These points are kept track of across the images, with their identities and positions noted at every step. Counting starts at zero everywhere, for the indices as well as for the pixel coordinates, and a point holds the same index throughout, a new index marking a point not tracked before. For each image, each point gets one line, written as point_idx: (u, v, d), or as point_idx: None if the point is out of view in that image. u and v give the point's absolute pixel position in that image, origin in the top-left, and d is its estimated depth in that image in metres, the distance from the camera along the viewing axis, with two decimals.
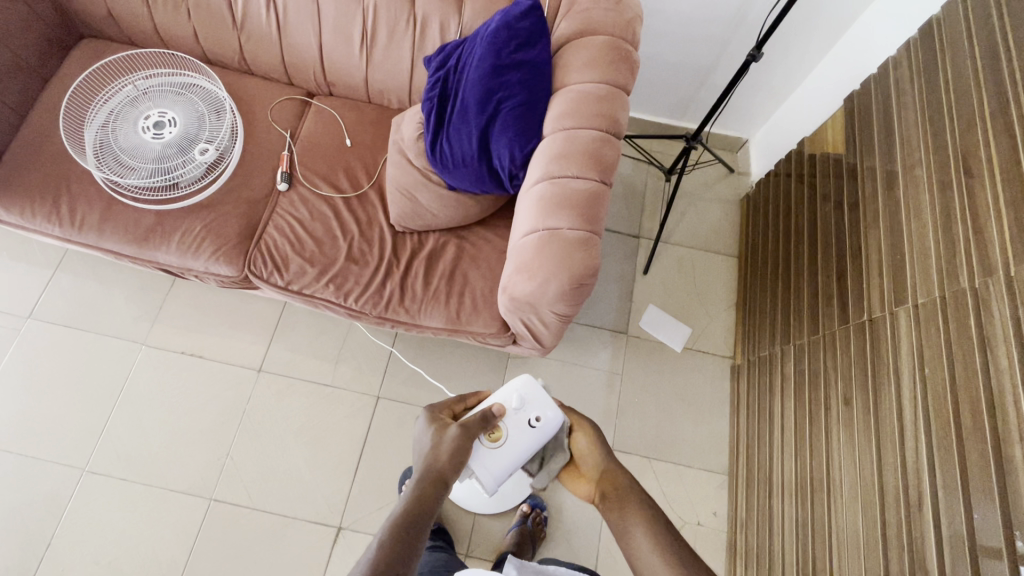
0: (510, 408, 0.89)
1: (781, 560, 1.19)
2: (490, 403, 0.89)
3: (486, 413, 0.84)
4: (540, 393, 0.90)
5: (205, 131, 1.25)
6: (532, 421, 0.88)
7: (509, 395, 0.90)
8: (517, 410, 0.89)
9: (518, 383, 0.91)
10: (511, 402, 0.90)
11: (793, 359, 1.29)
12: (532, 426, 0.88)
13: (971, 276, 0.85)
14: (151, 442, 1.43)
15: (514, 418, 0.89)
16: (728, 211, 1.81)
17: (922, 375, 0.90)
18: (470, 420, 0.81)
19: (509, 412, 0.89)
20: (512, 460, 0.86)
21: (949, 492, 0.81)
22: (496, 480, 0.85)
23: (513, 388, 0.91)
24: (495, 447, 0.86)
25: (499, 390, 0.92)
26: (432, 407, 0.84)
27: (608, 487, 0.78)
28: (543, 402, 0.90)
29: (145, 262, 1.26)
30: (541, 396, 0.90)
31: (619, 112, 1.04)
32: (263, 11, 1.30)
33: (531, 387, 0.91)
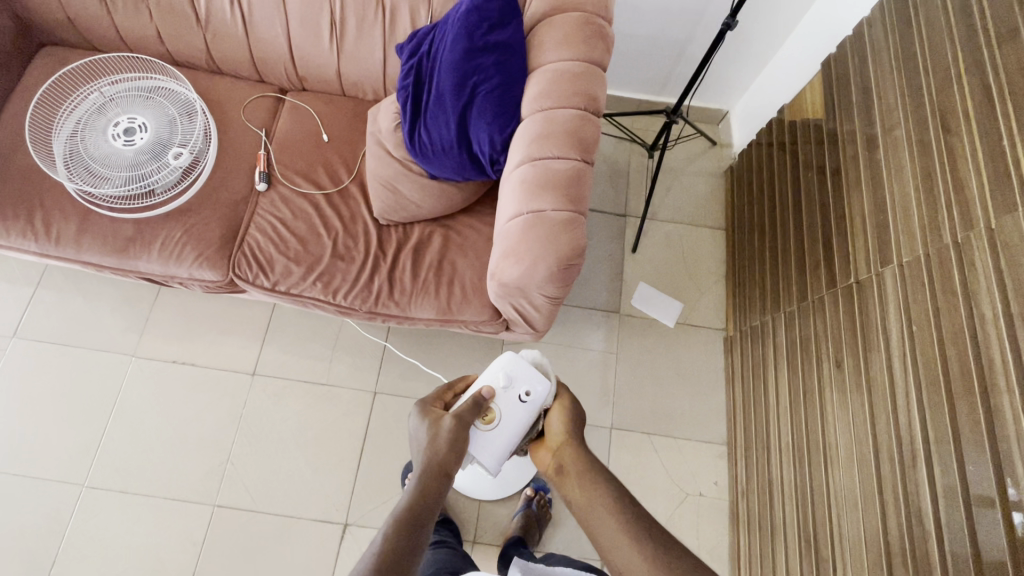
0: (499, 389, 0.86)
1: (783, 523, 1.21)
2: (478, 386, 0.87)
3: (474, 400, 0.83)
4: (526, 367, 0.87)
5: (177, 134, 1.23)
6: (523, 396, 0.86)
7: (495, 375, 0.87)
8: (507, 388, 0.86)
9: (501, 362, 0.88)
10: (498, 381, 0.87)
11: (784, 326, 1.31)
12: (524, 401, 0.86)
13: (953, 231, 0.86)
14: (149, 453, 1.42)
15: (505, 397, 0.86)
16: (712, 183, 1.81)
17: (911, 332, 0.91)
18: (461, 411, 0.81)
19: (499, 392, 0.86)
20: (510, 438, 0.85)
21: (942, 444, 0.82)
22: (498, 460, 0.84)
23: (498, 366, 0.88)
24: (491, 429, 0.84)
25: (484, 371, 0.89)
26: (423, 402, 0.83)
27: (567, 460, 0.78)
28: (530, 374, 0.87)
29: (128, 272, 1.24)
30: (527, 370, 0.87)
31: (597, 88, 1.03)
32: (228, 8, 1.27)
33: (515, 363, 0.87)
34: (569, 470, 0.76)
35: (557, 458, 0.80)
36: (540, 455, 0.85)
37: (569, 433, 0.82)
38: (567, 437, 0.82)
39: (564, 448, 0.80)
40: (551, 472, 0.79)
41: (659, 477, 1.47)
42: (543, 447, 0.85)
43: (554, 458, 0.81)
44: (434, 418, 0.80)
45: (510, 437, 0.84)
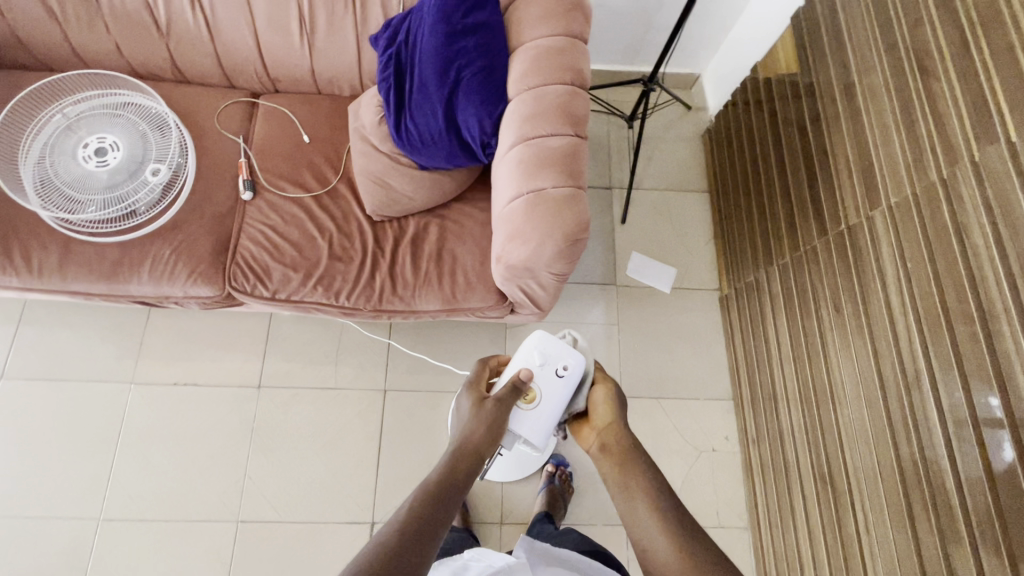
0: (535, 368, 0.89)
1: (796, 465, 1.26)
2: (515, 368, 0.89)
3: (515, 381, 0.85)
4: (558, 344, 0.91)
5: (152, 150, 1.18)
6: (559, 371, 0.89)
7: (529, 355, 0.90)
8: (543, 365, 0.89)
9: (533, 342, 0.91)
10: (534, 360, 0.90)
11: (779, 279, 1.35)
12: (561, 375, 0.88)
13: (938, 168, 0.89)
14: (162, 478, 1.40)
15: (542, 374, 0.88)
16: (691, 148, 1.84)
17: (906, 268, 0.95)
18: (504, 396, 0.82)
19: (536, 371, 0.89)
20: (553, 414, 0.87)
21: (946, 371, 0.87)
22: (545, 436, 0.86)
23: (530, 347, 0.91)
24: (533, 408, 0.86)
25: (518, 352, 0.91)
26: (468, 384, 0.86)
27: (610, 439, 0.77)
28: (563, 350, 0.90)
29: (119, 297, 1.21)
30: (559, 346, 0.90)
31: (581, 62, 1.03)
32: (189, 12, 1.23)
33: (546, 341, 0.91)
34: (612, 447, 0.75)
35: (600, 436, 0.79)
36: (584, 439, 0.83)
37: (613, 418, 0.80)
38: (612, 420, 0.80)
39: (608, 432, 0.78)
40: (594, 450, 0.78)
41: (672, 438, 1.52)
42: (587, 430, 0.84)
43: (597, 438, 0.79)
44: (476, 399, 0.82)
45: (552, 414, 0.86)
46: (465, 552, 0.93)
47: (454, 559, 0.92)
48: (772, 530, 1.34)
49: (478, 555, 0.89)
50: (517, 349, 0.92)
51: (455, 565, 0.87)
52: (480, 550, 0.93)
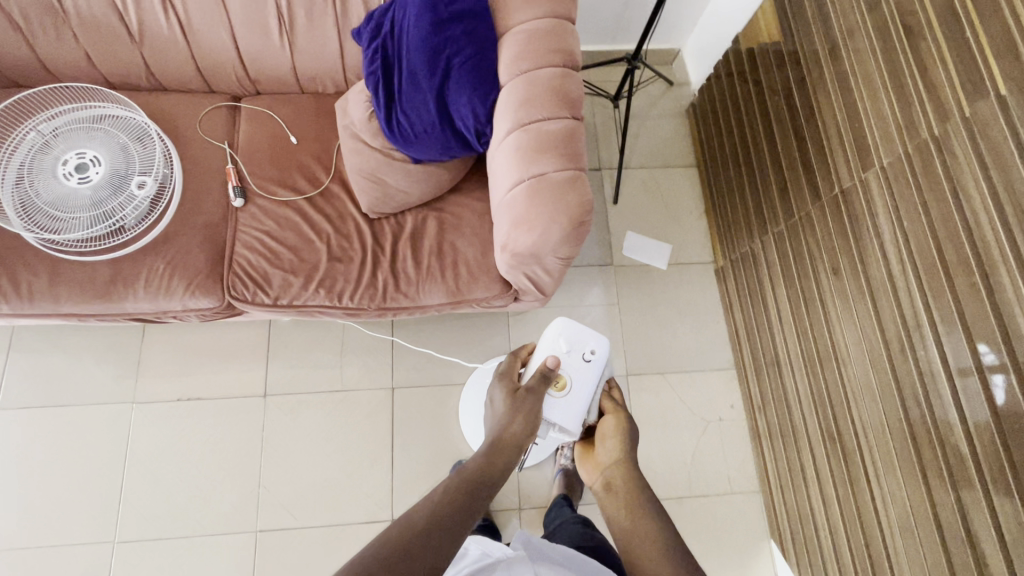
0: (562, 354, 0.92)
1: (803, 427, 1.29)
2: (543, 356, 0.91)
3: (544, 370, 0.86)
4: (582, 330, 0.94)
5: (136, 163, 1.14)
6: (587, 355, 0.92)
7: (556, 342, 0.92)
8: (570, 351, 0.92)
9: (557, 329, 0.94)
10: (560, 347, 0.92)
11: (774, 246, 1.37)
12: (589, 359, 0.92)
13: (929, 126, 0.92)
14: (174, 495, 1.38)
15: (570, 360, 0.91)
16: (677, 123, 1.84)
17: (902, 226, 0.98)
18: (535, 386, 0.83)
19: (563, 357, 0.91)
20: (584, 398, 0.89)
21: (948, 323, 0.89)
22: (580, 422, 0.87)
23: (554, 335, 0.94)
24: (565, 394, 0.89)
25: (542, 341, 0.93)
26: (499, 376, 0.87)
27: (618, 480, 0.76)
28: (587, 335, 0.94)
29: (116, 316, 1.18)
30: (583, 330, 0.93)
31: (571, 43, 1.03)
32: (162, 16, 1.20)
33: (571, 327, 0.93)
34: (619, 491, 0.75)
35: (607, 475, 0.78)
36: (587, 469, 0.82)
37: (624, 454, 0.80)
38: (621, 457, 0.79)
39: (615, 469, 0.78)
40: (599, 488, 0.78)
41: (680, 411, 1.54)
42: (591, 459, 0.83)
43: (603, 475, 0.79)
44: (508, 392, 0.83)
45: (584, 397, 0.89)
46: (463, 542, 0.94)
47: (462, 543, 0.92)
48: (783, 491, 1.38)
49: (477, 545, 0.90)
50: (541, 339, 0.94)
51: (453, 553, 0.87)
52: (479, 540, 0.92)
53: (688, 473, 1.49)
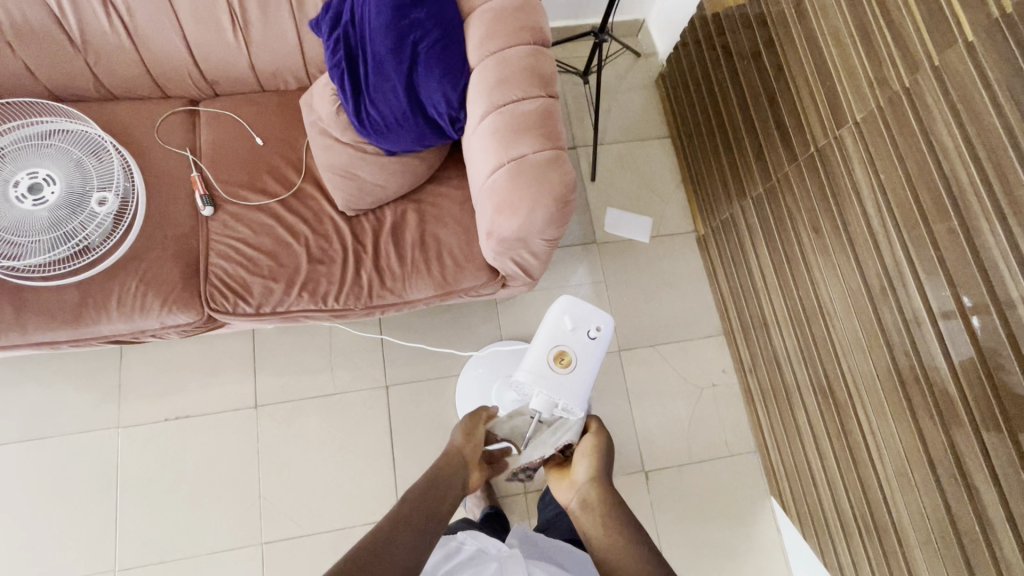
0: (567, 331, 0.90)
1: (795, 384, 1.31)
2: (548, 334, 0.90)
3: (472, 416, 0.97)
4: (586, 308, 0.91)
5: (93, 179, 1.08)
6: (592, 333, 0.90)
7: (560, 320, 0.91)
8: (575, 329, 0.90)
9: (563, 306, 0.92)
10: (565, 325, 0.90)
11: (754, 210, 1.38)
12: (594, 337, 0.90)
13: (900, 78, 0.93)
14: (172, 517, 1.34)
15: (575, 338, 0.90)
16: (647, 95, 1.84)
17: (879, 179, 0.99)
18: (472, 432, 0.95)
19: (569, 334, 0.90)
20: (588, 375, 0.90)
21: (929, 270, 0.91)
22: (583, 399, 0.89)
23: (559, 312, 0.92)
24: (570, 371, 0.89)
25: (547, 317, 0.92)
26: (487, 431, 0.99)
27: (593, 496, 0.85)
28: (592, 312, 0.92)
29: (91, 340, 1.13)
30: (588, 308, 0.91)
31: (539, 19, 1.01)
32: (105, 21, 1.14)
33: (576, 305, 0.91)
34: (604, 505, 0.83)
35: (583, 492, 0.86)
36: (563, 488, 0.90)
37: (599, 473, 0.88)
38: (596, 476, 0.87)
39: (591, 487, 0.86)
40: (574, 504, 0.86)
41: (673, 381, 1.56)
42: (566, 477, 0.91)
43: (578, 491, 0.87)
44: (469, 425, 0.94)
45: (587, 376, 0.89)
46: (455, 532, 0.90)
47: (447, 538, 0.88)
48: (779, 449, 1.41)
49: (472, 538, 0.87)
50: (546, 314, 0.93)
51: (445, 547, 0.84)
52: (470, 531, 0.90)
53: (686, 441, 1.51)
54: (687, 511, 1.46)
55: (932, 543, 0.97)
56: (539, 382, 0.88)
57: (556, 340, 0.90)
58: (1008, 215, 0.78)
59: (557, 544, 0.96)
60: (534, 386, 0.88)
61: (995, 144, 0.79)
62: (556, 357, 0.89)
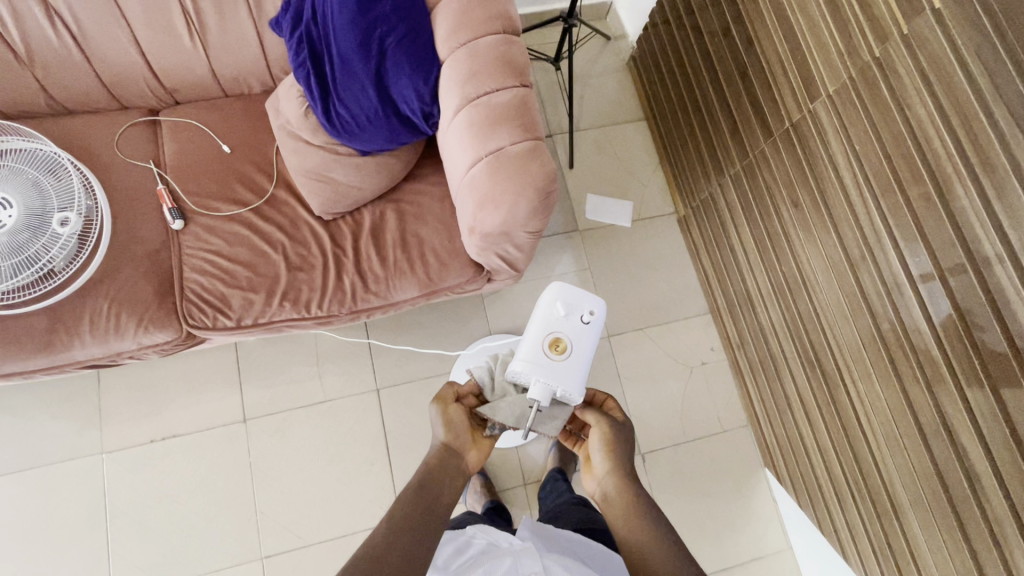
0: (560, 318, 0.90)
1: (783, 357, 1.32)
2: (542, 320, 0.90)
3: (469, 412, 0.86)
4: (578, 294, 0.92)
5: (53, 198, 1.02)
6: (585, 317, 0.90)
7: (553, 306, 0.91)
8: (568, 315, 0.90)
9: (556, 293, 0.92)
10: (559, 312, 0.90)
11: (732, 187, 1.39)
12: (587, 322, 0.90)
13: (870, 49, 0.93)
14: (167, 538, 1.31)
15: (569, 324, 0.90)
16: (620, 78, 1.82)
17: (854, 150, 1.00)
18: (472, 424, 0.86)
19: (562, 321, 0.90)
20: (585, 361, 0.88)
21: (908, 237, 0.92)
22: (581, 385, 0.86)
23: (550, 300, 0.92)
24: (566, 357, 0.87)
25: (540, 305, 0.92)
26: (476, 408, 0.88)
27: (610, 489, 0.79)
28: (584, 298, 0.92)
29: (64, 367, 1.08)
30: (579, 294, 0.92)
31: (508, 7, 0.99)
32: (51, 31, 1.08)
33: (567, 291, 0.92)
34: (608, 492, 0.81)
35: (602, 486, 0.80)
36: (586, 480, 0.84)
37: (616, 459, 0.81)
38: (615, 468, 0.80)
39: (610, 479, 0.80)
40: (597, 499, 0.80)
41: (664, 363, 1.57)
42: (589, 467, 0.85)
43: (599, 486, 0.81)
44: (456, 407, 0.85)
45: (583, 361, 0.87)
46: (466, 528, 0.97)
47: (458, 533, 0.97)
48: (771, 422, 1.43)
49: (481, 532, 0.94)
50: (539, 302, 0.92)
51: (457, 542, 0.91)
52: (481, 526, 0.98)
53: (680, 421, 1.53)
54: (685, 490, 1.48)
55: (924, 504, 0.99)
56: (533, 370, 0.85)
57: (550, 328, 0.89)
58: (981, 176, 0.79)
59: (571, 534, 0.94)
60: (529, 373, 0.86)
61: (964, 107, 0.80)
62: (550, 344, 0.88)
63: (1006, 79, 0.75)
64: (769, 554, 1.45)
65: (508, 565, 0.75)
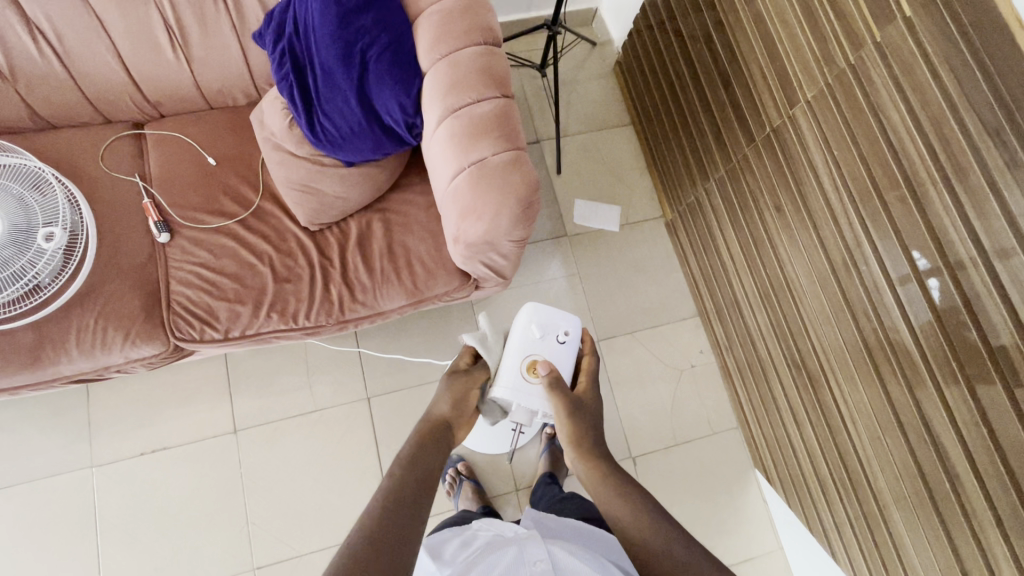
0: (537, 339, 0.95)
1: (770, 359, 1.33)
2: (519, 343, 0.94)
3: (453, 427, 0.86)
4: (551, 313, 0.97)
5: (37, 213, 1.01)
6: (561, 337, 0.96)
7: (529, 328, 0.95)
8: (544, 336, 0.95)
9: (531, 314, 0.97)
10: (535, 333, 0.95)
11: (717, 192, 1.40)
12: (563, 341, 0.96)
13: (845, 56, 0.95)
14: (157, 551, 1.31)
15: (546, 344, 0.95)
16: (606, 83, 1.84)
17: (832, 155, 1.01)
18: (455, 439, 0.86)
19: (539, 342, 0.95)
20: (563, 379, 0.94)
21: (886, 240, 0.94)
22: None
23: (526, 320, 0.97)
24: None
25: (516, 326, 0.97)
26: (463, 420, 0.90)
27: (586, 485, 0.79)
28: (558, 317, 0.97)
29: (52, 381, 1.08)
30: (553, 314, 0.97)
31: (488, 18, 1.00)
32: (33, 47, 1.08)
33: (541, 312, 0.97)
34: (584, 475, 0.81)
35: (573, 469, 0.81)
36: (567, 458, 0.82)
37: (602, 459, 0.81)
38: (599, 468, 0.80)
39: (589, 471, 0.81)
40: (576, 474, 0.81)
41: (654, 366, 1.58)
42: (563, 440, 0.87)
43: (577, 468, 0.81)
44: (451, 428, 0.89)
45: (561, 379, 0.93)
46: (473, 524, 0.91)
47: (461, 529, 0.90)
48: (759, 424, 1.44)
49: (489, 526, 0.87)
50: (515, 323, 0.97)
51: (463, 534, 0.85)
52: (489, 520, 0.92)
53: (669, 423, 1.54)
54: (676, 492, 1.48)
55: (908, 505, 1.00)
56: (516, 396, 0.91)
57: (527, 350, 0.94)
58: (954, 182, 0.81)
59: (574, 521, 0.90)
60: (511, 399, 0.92)
61: (936, 115, 0.81)
62: (528, 366, 0.92)
63: (974, 86, 0.76)
64: (759, 555, 1.45)
65: (511, 556, 0.66)
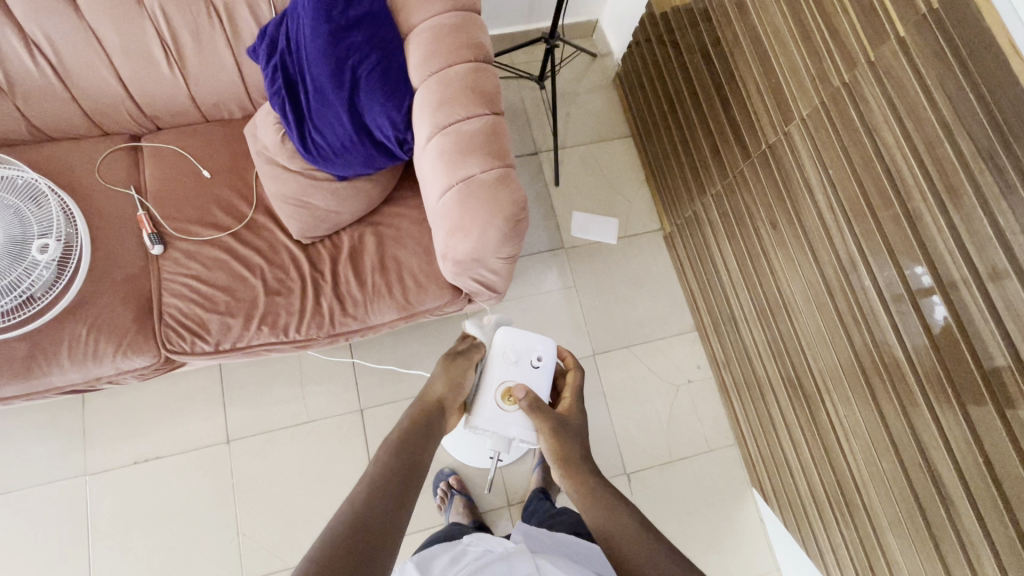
0: (512, 365, 0.94)
1: (766, 377, 1.31)
2: (494, 370, 0.94)
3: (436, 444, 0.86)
4: (525, 338, 0.95)
5: (32, 225, 1.01)
6: (536, 361, 0.94)
7: (503, 354, 0.94)
8: (518, 361, 0.94)
9: (506, 340, 0.96)
10: (509, 359, 0.94)
11: (714, 206, 1.38)
12: (538, 365, 0.94)
13: (840, 74, 0.94)
14: (146, 560, 1.31)
15: (520, 370, 0.94)
16: (606, 95, 1.83)
17: (828, 174, 0.99)
18: None
19: (514, 368, 0.93)
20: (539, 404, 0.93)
21: (881, 262, 0.92)
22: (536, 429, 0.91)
23: (502, 347, 0.96)
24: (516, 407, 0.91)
25: (492, 353, 0.96)
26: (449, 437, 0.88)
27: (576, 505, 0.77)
28: (533, 341, 0.95)
29: (44, 392, 1.09)
30: (527, 338, 0.95)
31: (479, 34, 1.00)
32: (31, 63, 1.10)
33: (515, 337, 0.95)
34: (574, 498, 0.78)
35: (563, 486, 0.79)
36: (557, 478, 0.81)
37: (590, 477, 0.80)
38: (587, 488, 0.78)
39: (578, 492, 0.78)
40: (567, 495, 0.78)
41: (650, 381, 1.56)
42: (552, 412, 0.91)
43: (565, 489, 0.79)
44: None
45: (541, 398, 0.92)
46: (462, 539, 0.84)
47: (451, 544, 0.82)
48: (756, 442, 1.42)
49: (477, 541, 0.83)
50: (489, 354, 0.96)
51: (450, 552, 0.78)
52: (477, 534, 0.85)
53: (665, 438, 1.52)
54: (671, 509, 1.46)
55: (906, 534, 0.97)
56: (490, 422, 0.91)
57: (502, 377, 0.93)
58: (949, 206, 0.79)
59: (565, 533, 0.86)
60: (489, 429, 0.91)
61: (930, 137, 0.80)
62: (504, 395, 0.92)
63: (967, 108, 0.75)
64: None
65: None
